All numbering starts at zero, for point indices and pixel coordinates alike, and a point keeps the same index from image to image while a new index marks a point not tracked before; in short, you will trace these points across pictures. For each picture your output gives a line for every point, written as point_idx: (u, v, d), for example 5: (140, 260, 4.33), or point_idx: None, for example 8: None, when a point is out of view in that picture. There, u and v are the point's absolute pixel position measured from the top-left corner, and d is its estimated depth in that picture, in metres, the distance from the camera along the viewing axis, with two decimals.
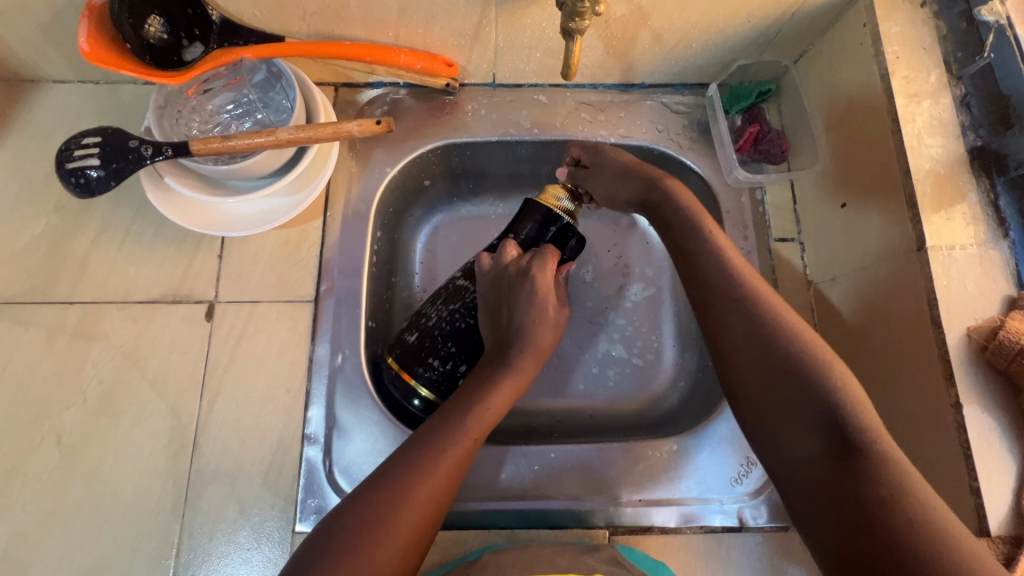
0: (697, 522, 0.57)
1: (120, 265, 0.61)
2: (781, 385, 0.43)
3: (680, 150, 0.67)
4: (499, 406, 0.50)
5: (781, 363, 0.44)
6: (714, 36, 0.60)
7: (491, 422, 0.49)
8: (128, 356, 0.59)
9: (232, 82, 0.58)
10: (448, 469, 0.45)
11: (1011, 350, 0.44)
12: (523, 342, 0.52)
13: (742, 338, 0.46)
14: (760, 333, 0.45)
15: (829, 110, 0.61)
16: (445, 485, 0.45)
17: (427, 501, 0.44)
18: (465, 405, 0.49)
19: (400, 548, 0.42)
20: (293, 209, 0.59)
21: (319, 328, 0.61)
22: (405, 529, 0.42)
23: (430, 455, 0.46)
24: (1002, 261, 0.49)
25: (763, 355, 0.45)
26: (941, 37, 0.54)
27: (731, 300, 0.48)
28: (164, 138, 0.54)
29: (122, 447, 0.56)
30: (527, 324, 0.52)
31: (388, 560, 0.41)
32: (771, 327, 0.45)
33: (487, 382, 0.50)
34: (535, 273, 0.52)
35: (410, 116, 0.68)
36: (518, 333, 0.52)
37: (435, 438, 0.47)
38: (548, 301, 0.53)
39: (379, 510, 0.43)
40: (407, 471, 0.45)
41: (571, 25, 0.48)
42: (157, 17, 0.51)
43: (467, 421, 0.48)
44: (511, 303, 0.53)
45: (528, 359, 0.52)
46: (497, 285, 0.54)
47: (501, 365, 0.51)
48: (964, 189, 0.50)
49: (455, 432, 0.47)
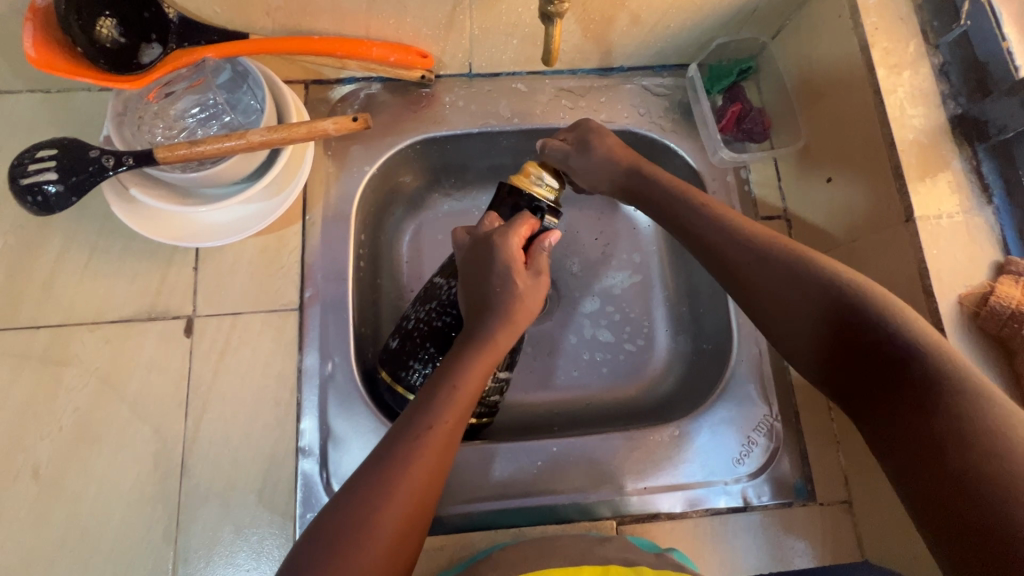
0: (702, 505, 0.58)
1: (88, 285, 0.58)
2: (855, 358, 0.41)
3: (663, 133, 0.67)
4: (471, 387, 0.47)
5: (809, 283, 0.44)
6: (692, 14, 0.59)
7: (467, 404, 0.46)
8: (104, 381, 0.56)
9: (196, 84, 0.56)
10: (426, 461, 0.43)
11: (1003, 314, 0.44)
12: (488, 310, 0.50)
13: (817, 332, 0.44)
14: (788, 258, 0.46)
15: (810, 84, 0.61)
16: (427, 478, 0.43)
17: (411, 494, 0.42)
18: (435, 392, 0.46)
19: (388, 549, 0.40)
20: (269, 215, 0.57)
21: (306, 337, 0.59)
22: (392, 527, 0.41)
23: (403, 448, 0.43)
24: (987, 227, 0.49)
25: (800, 291, 0.44)
26: (917, 6, 0.54)
27: (786, 279, 0.45)
28: (126, 147, 0.51)
29: (105, 475, 0.54)
30: (494, 294, 0.50)
31: (377, 560, 0.39)
32: (867, 310, 0.41)
33: (454, 365, 0.47)
34: (497, 240, 0.50)
35: (386, 111, 0.66)
36: (487, 304, 0.50)
37: (408, 429, 0.44)
38: (512, 269, 0.50)
39: (357, 515, 0.40)
40: (384, 470, 0.42)
41: (550, 9, 0.46)
42: (109, 18, 0.48)
43: (439, 406, 0.45)
44: (481, 272, 0.51)
45: (497, 330, 0.49)
46: (471, 258, 0.52)
47: (469, 341, 0.49)
48: (947, 158, 0.50)
49: (427, 418, 0.44)
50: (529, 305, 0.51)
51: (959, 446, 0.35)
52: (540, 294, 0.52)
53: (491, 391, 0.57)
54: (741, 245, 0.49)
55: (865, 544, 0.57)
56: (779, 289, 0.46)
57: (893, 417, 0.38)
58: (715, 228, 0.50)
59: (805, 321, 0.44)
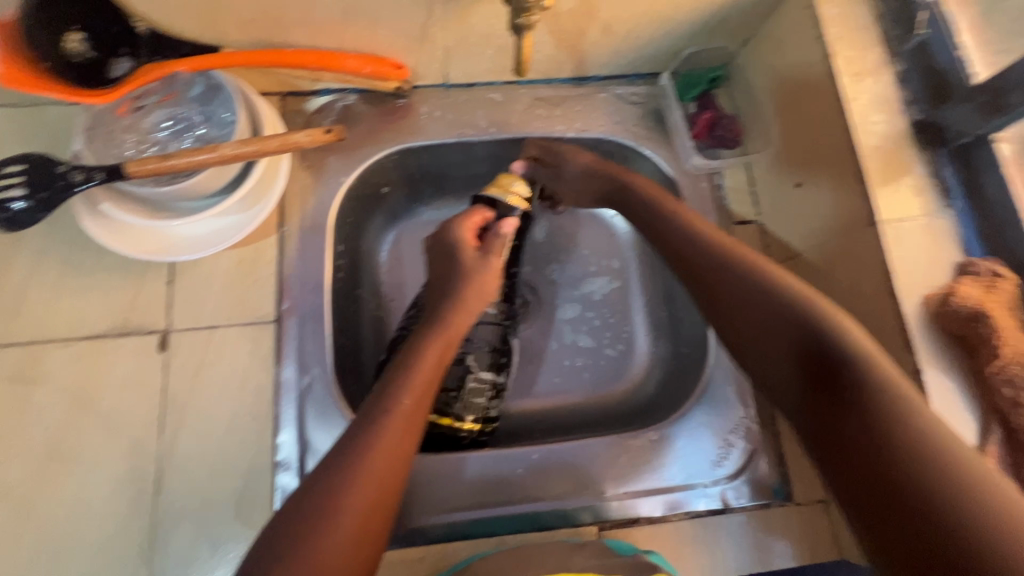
0: (682, 509, 0.58)
1: (59, 302, 0.57)
2: (807, 375, 0.42)
3: (637, 141, 0.68)
4: (433, 364, 0.49)
5: (768, 299, 0.46)
6: (663, 24, 0.60)
7: (431, 384, 0.48)
8: (76, 399, 0.55)
9: (168, 97, 0.56)
10: (393, 438, 0.43)
11: (964, 315, 0.45)
12: (449, 291, 0.54)
13: (777, 348, 0.44)
14: (753, 273, 0.48)
15: (778, 91, 0.62)
16: (395, 456, 0.43)
17: (378, 471, 0.42)
18: (400, 372, 0.47)
19: (355, 529, 0.39)
20: (244, 228, 0.57)
21: (283, 349, 0.58)
22: (354, 515, 0.40)
23: (369, 427, 0.43)
24: (950, 230, 0.50)
25: (761, 306, 0.46)
26: (878, 15, 0.55)
27: (750, 294, 0.47)
28: (97, 161, 0.51)
29: (77, 495, 0.53)
30: (453, 276, 0.54)
31: (339, 543, 0.38)
32: (820, 330, 0.42)
33: (417, 344, 0.50)
34: (449, 225, 0.56)
35: (363, 122, 0.66)
36: (446, 285, 0.54)
37: (373, 409, 0.45)
38: (462, 251, 0.55)
39: (323, 496, 0.40)
40: (349, 450, 0.42)
41: (519, 21, 0.46)
42: (78, 32, 0.47)
43: (403, 384, 0.46)
44: (440, 258, 0.56)
45: (457, 311, 0.52)
46: (435, 248, 0.58)
47: (434, 321, 0.52)
48: (909, 162, 0.51)
49: (392, 395, 0.45)
50: (479, 282, 0.54)
51: (898, 455, 0.34)
52: (485, 275, 0.54)
53: (476, 392, 0.60)
54: (705, 263, 0.51)
55: (843, 544, 0.57)
56: (745, 305, 0.47)
57: (838, 430, 0.37)
58: (687, 240, 0.53)
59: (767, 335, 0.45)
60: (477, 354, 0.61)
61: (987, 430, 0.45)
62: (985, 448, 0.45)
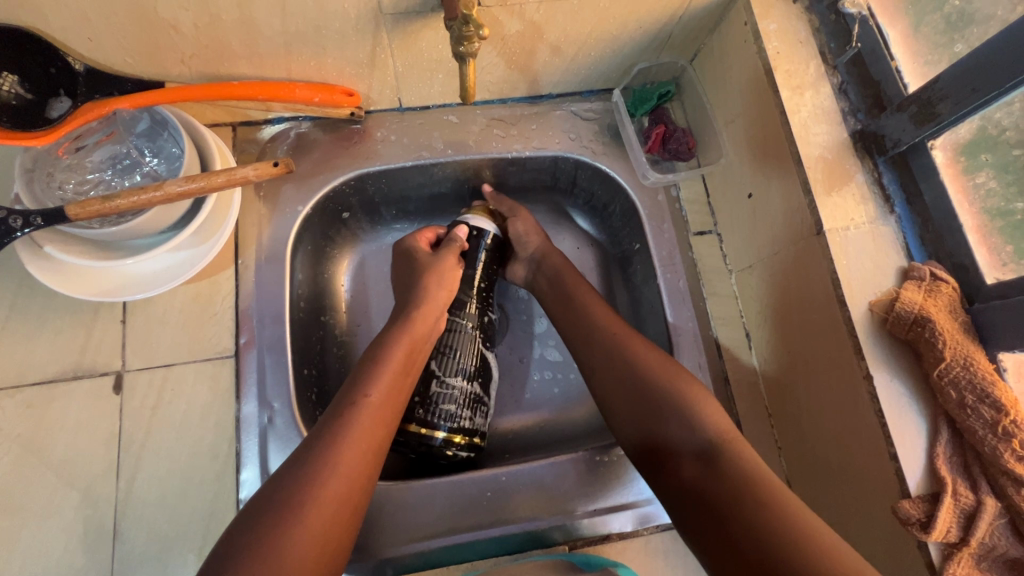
0: (653, 522, 0.58)
1: (5, 347, 0.55)
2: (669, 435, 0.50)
3: (595, 156, 0.69)
4: (401, 360, 0.52)
5: (638, 373, 0.53)
6: (611, 42, 0.61)
7: (400, 378, 0.51)
8: (26, 448, 0.53)
9: (109, 136, 0.54)
10: (363, 430, 0.46)
11: (908, 319, 0.47)
12: (415, 291, 0.58)
13: (643, 413, 0.52)
14: (628, 354, 0.54)
15: (726, 105, 0.64)
16: (367, 447, 0.46)
17: (350, 460, 0.44)
18: (370, 370, 0.51)
19: (328, 517, 0.42)
20: (198, 262, 0.55)
21: (243, 384, 0.57)
22: (327, 501, 0.42)
23: (341, 422, 0.46)
24: (892, 235, 0.52)
25: (630, 382, 0.53)
26: (814, 30, 0.57)
27: (623, 376, 0.54)
28: (37, 206, 0.49)
29: (31, 549, 0.51)
30: (418, 284, 0.59)
31: (313, 529, 0.41)
32: (676, 406, 0.50)
33: (385, 341, 0.54)
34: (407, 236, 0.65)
35: (317, 148, 0.66)
36: (412, 289, 0.59)
37: (344, 402, 0.48)
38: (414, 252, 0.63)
39: (296, 486, 0.42)
40: (320, 442, 0.45)
41: (462, 49, 0.46)
42: (11, 75, 0.46)
43: (373, 378, 0.50)
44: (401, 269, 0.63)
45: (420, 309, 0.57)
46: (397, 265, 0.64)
47: (406, 317, 0.56)
48: (851, 172, 0.53)
49: (363, 388, 0.49)
50: (436, 273, 0.60)
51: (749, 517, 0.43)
52: (442, 270, 0.60)
53: (446, 399, 0.59)
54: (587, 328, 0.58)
55: None
56: (619, 383, 0.54)
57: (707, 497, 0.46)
58: (593, 307, 0.60)
59: (637, 407, 0.52)
60: (442, 360, 0.61)
61: (937, 431, 0.46)
62: (936, 449, 0.46)
